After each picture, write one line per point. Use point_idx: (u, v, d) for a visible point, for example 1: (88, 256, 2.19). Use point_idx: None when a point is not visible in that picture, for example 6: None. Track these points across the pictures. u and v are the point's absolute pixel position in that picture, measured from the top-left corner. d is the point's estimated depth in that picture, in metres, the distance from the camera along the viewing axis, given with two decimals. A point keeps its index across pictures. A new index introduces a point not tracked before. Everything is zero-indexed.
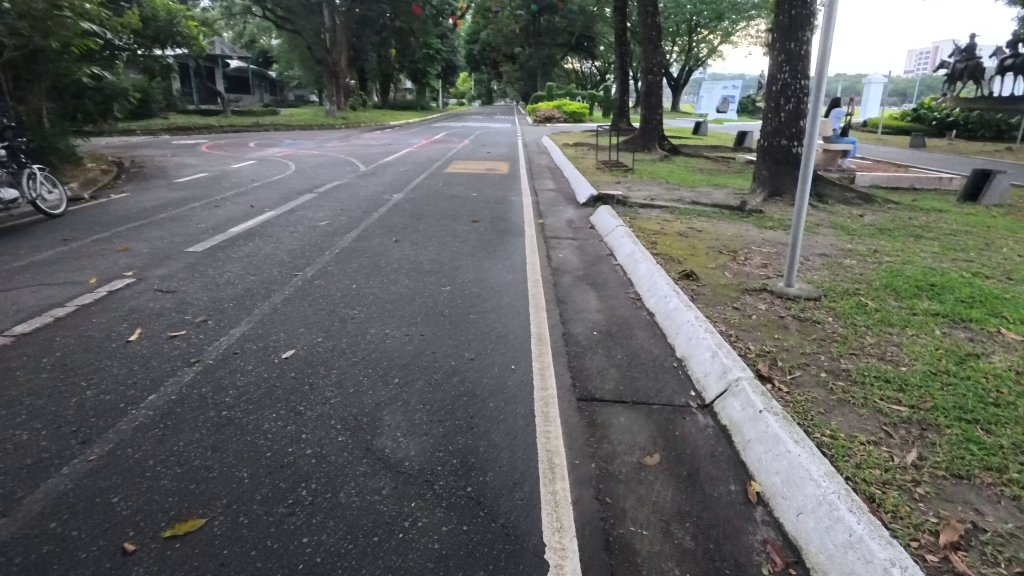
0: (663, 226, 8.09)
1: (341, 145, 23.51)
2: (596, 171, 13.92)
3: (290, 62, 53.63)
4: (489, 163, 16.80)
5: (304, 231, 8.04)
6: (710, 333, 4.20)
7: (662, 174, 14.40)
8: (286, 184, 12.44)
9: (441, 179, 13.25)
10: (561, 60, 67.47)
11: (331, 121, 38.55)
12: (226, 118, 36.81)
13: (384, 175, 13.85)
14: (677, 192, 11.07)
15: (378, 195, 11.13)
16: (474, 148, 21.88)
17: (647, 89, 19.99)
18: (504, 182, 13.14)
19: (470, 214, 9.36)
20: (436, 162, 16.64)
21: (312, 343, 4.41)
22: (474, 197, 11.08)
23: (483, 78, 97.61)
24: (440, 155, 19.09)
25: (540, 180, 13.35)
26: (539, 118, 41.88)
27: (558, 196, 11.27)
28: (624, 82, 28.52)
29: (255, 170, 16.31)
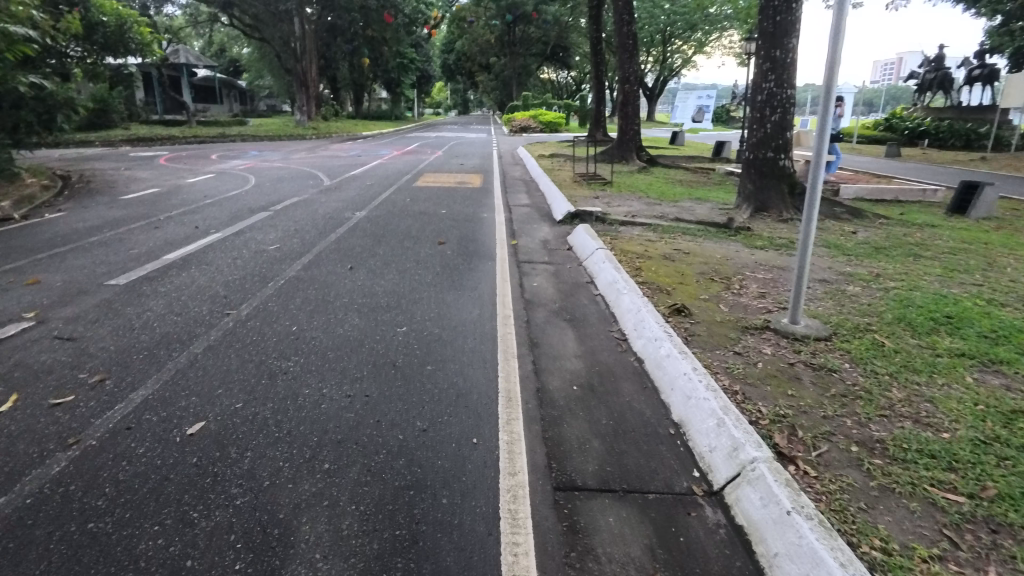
0: (647, 248, 7.41)
1: (307, 157, 22.50)
2: (573, 184, 13.24)
3: (259, 71, 52.37)
4: (461, 176, 16.03)
5: (248, 256, 7.17)
6: (713, 393, 3.49)
7: (641, 187, 13.78)
8: (239, 201, 11.51)
9: (409, 194, 12.42)
10: (536, 69, 67.27)
11: (301, 131, 37.48)
12: (191, 128, 35.53)
13: (347, 190, 12.99)
14: (658, 207, 10.42)
15: (338, 213, 10.27)
16: (446, 160, 21.08)
17: (623, 98, 19.46)
18: (475, 197, 12.38)
19: (437, 234, 8.56)
20: (406, 176, 15.79)
21: (228, 410, 3.59)
22: (443, 214, 10.28)
23: (459, 87, 97.19)
24: (411, 167, 18.29)
25: (514, 195, 12.62)
26: (514, 128, 41.35)
27: (532, 212, 10.54)
28: (599, 92, 28.05)
29: (211, 184, 15.29)
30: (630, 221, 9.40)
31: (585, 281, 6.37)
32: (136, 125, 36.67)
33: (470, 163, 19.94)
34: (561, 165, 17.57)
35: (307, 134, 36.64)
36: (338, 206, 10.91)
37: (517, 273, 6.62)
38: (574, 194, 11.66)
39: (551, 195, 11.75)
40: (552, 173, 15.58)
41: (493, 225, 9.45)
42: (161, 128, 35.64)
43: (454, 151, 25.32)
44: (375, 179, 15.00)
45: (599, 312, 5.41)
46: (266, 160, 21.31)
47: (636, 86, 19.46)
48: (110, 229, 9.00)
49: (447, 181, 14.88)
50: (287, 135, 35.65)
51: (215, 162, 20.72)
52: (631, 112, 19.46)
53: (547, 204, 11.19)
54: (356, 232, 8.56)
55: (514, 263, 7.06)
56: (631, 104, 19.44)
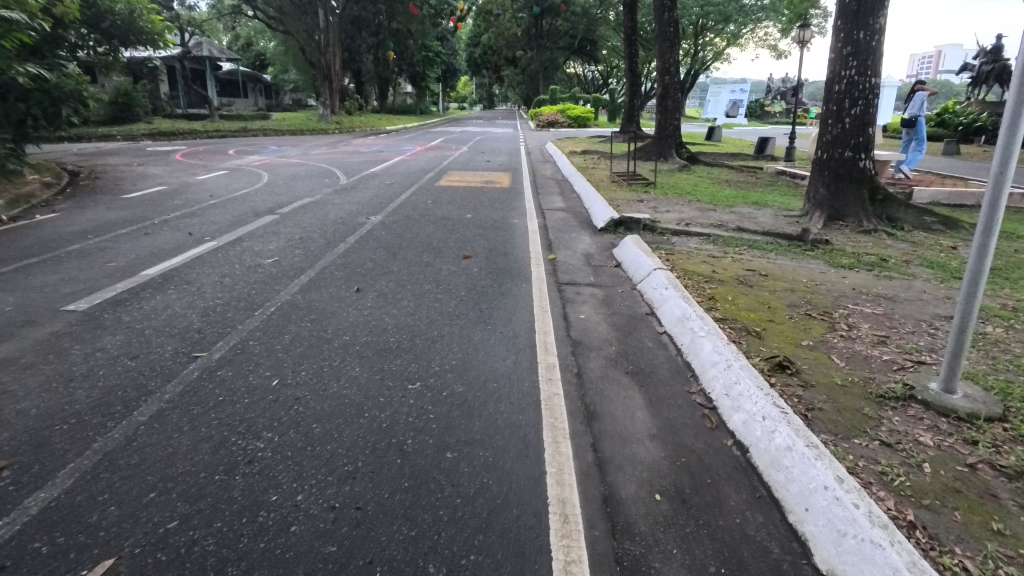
0: (714, 269, 6.13)
1: (326, 153, 21.54)
2: (611, 186, 11.94)
3: (283, 65, 51.88)
4: (488, 175, 14.84)
5: (241, 272, 6.12)
6: (887, 538, 2.24)
7: (687, 188, 12.42)
8: (246, 202, 10.52)
9: (431, 195, 11.29)
10: (563, 63, 65.74)
11: (324, 126, 36.71)
12: (214, 122, 34.99)
13: (364, 190, 11.91)
14: (713, 213, 9.11)
15: (351, 217, 9.18)
16: (471, 157, 19.89)
17: (662, 91, 18.04)
18: (504, 199, 11.19)
19: (461, 245, 7.41)
20: (428, 174, 14.67)
21: (158, 532, 2.47)
22: (468, 220, 9.12)
23: (486, 82, 96.26)
24: (434, 164, 17.18)
25: (546, 197, 11.40)
26: (541, 123, 40.04)
27: (569, 217, 9.32)
28: (633, 85, 26.56)
29: (222, 181, 14.40)
30: (683, 230, 8.13)
31: (644, 313, 5.14)
32: (159, 119, 36.34)
33: (497, 160, 18.73)
34: (595, 163, 16.26)
35: (329, 129, 35.89)
36: (352, 209, 9.83)
37: (558, 300, 5.43)
38: (614, 197, 10.41)
39: (588, 197, 10.50)
40: (586, 172, 14.30)
41: (524, 233, 8.26)
42: (183, 122, 35.24)
43: (479, 147, 24.14)
44: (394, 178, 13.90)
45: (669, 360, 4.19)
46: (284, 156, 20.39)
47: (676, 78, 18.00)
48: (97, 235, 8.07)
49: (472, 181, 13.71)
50: (309, 129, 34.94)
51: (230, 158, 19.87)
52: (670, 106, 18.03)
53: (584, 209, 9.96)
54: (369, 242, 7.46)
55: (553, 285, 5.87)
56: (670, 97, 17.99)
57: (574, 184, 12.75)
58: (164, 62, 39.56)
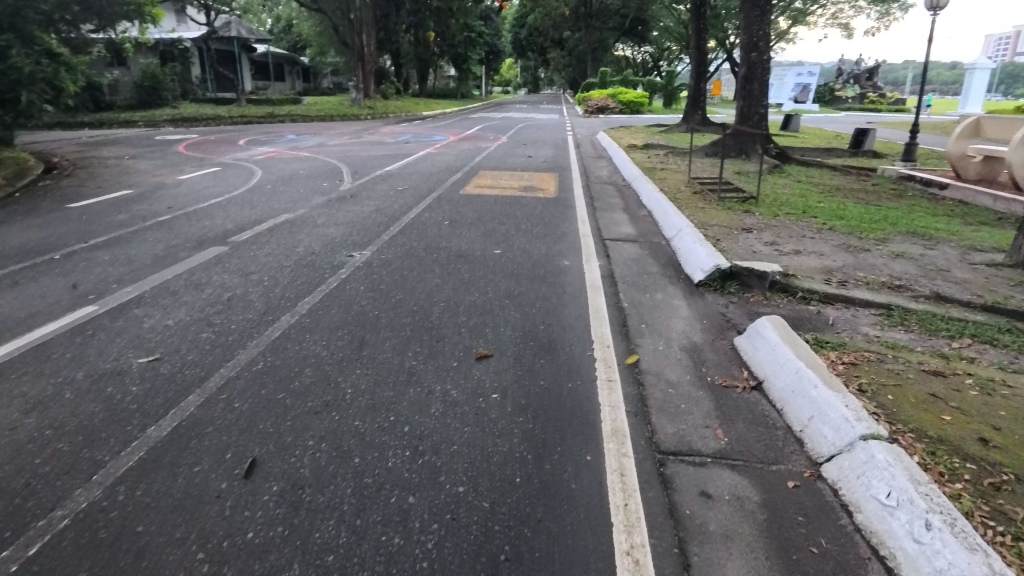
0: (971, 427, 3.06)
1: (346, 144, 18.94)
2: (696, 199, 8.83)
3: (320, 47, 49.79)
4: (529, 176, 11.89)
5: (77, 393, 3.44)
6: None
7: (798, 203, 9.17)
8: (206, 219, 7.92)
9: (451, 211, 8.41)
10: (613, 44, 61.71)
11: (357, 111, 34.33)
12: (241, 107, 32.99)
13: (367, 201, 9.16)
14: (870, 257, 5.95)
15: (330, 250, 6.42)
16: (510, 149, 16.91)
17: (746, 73, 14.59)
18: (549, 216, 8.24)
19: (480, 319, 4.53)
20: (455, 176, 11.80)
21: None
22: (496, 257, 6.24)
23: (530, 65, 92.70)
24: (465, 161, 14.35)
25: (606, 215, 8.39)
26: (589, 109, 36.70)
27: (643, 257, 6.33)
28: (699, 66, 22.94)
29: (209, 181, 11.92)
30: (842, 293, 5.02)
31: None
32: (188, 103, 34.71)
33: (541, 154, 15.70)
34: (663, 163, 13.05)
35: (362, 114, 33.50)
36: (339, 235, 7.08)
37: (663, 520, 2.50)
38: (707, 221, 7.33)
39: (669, 220, 7.44)
40: (655, 176, 11.16)
41: (581, 288, 5.30)
42: (210, 107, 33.38)
43: (520, 137, 21.11)
44: (413, 180, 11.10)
45: None
46: (298, 147, 17.87)
47: (765, 55, 14.49)
48: None
49: (505, 186, 10.79)
50: (340, 114, 32.59)
51: (236, 149, 17.46)
52: (756, 89, 14.56)
53: (666, 241, 6.93)
54: (332, 311, 4.68)
55: (645, 456, 2.93)
56: (757, 79, 14.52)
57: (642, 196, 9.67)
58: (194, 43, 37.77)
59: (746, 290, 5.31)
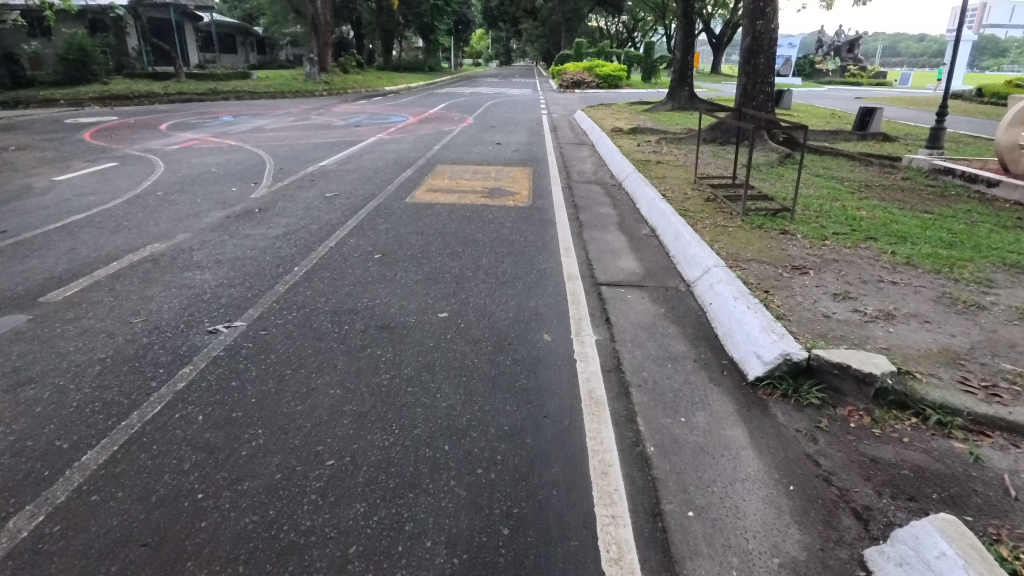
0: None
1: (288, 127, 16.35)
2: (712, 210, 6.79)
3: (273, 16, 46.05)
4: (497, 172, 9.70)
5: None
6: None
7: (838, 214, 7.20)
8: (40, 254, 5.64)
9: (389, 234, 6.22)
10: (587, 14, 58.80)
11: (311, 86, 31.32)
12: (180, 83, 29.69)
13: (281, 216, 6.90)
14: (997, 326, 4.00)
15: (190, 318, 4.23)
16: (477, 133, 14.62)
17: (751, 44, 12.46)
18: (521, 239, 6.12)
19: (392, 511, 2.45)
20: (405, 173, 9.54)
21: None
22: (441, 325, 4.14)
23: (501, 36, 89.11)
24: (421, 150, 12.04)
25: (597, 237, 6.30)
26: (565, 84, 34.24)
27: (660, 322, 4.28)
28: (686, 37, 20.70)
29: (94, 182, 9.47)
30: (999, 415, 3.07)
31: None
32: (121, 79, 31.27)
33: (512, 139, 13.45)
34: (657, 153, 10.96)
35: (318, 90, 30.57)
36: (217, 283, 4.88)
37: None
38: (739, 252, 5.31)
39: (686, 250, 5.40)
40: (651, 173, 9.07)
41: (572, 402, 3.24)
42: (146, 82, 30.02)
43: (489, 117, 18.74)
44: (351, 181, 8.84)
45: None
46: (228, 132, 15.27)
47: (773, 23, 12.36)
48: None
49: (466, 187, 8.59)
50: (292, 91, 29.60)
51: (153, 136, 14.79)
52: (762, 64, 12.47)
53: (686, 287, 4.90)
54: (119, 493, 2.54)
55: None
56: (763, 51, 12.41)
57: (639, 204, 7.58)
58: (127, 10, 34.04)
59: (836, 401, 3.32)
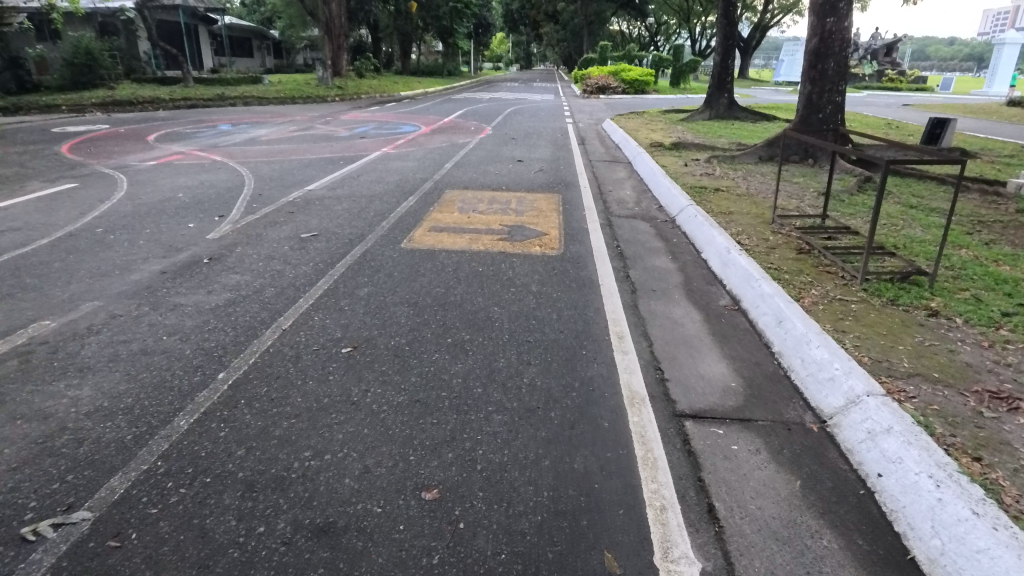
0: None
1: (287, 138, 14.75)
2: (814, 270, 4.97)
3: (289, 18, 45.01)
4: (518, 201, 7.90)
5: None
6: None
7: (979, 274, 5.32)
8: None
9: (370, 305, 4.50)
10: (611, 17, 56.97)
11: (323, 91, 29.94)
12: (187, 87, 28.54)
13: (234, 271, 5.22)
14: None
15: (5, 497, 2.54)
16: (495, 147, 12.90)
17: (819, 45, 10.53)
18: (552, 316, 4.36)
19: None
20: (407, 202, 7.82)
21: None
22: (423, 523, 2.40)
23: (522, 40, 87.70)
24: (429, 168, 10.33)
25: (658, 313, 4.50)
26: (588, 89, 32.46)
27: (802, 521, 2.47)
28: (727, 38, 18.74)
29: (36, 208, 7.90)
30: None
31: None
32: (129, 83, 30.26)
33: (536, 155, 11.69)
34: (710, 175, 9.11)
35: (329, 96, 29.12)
36: (89, 406, 3.18)
37: None
38: (889, 360, 3.47)
39: (805, 353, 3.61)
40: (712, 206, 7.24)
41: None
42: (152, 87, 28.89)
43: (508, 126, 17.02)
44: (338, 214, 7.14)
45: None
46: (218, 144, 13.71)
47: (847, 20, 10.35)
48: None
49: (480, 225, 6.80)
50: (302, 96, 28.26)
51: (136, 148, 13.34)
52: (833, 67, 10.53)
53: (821, 426, 3.11)
54: None
55: None
56: (834, 53, 10.46)
57: (705, 253, 5.77)
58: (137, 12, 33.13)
59: None
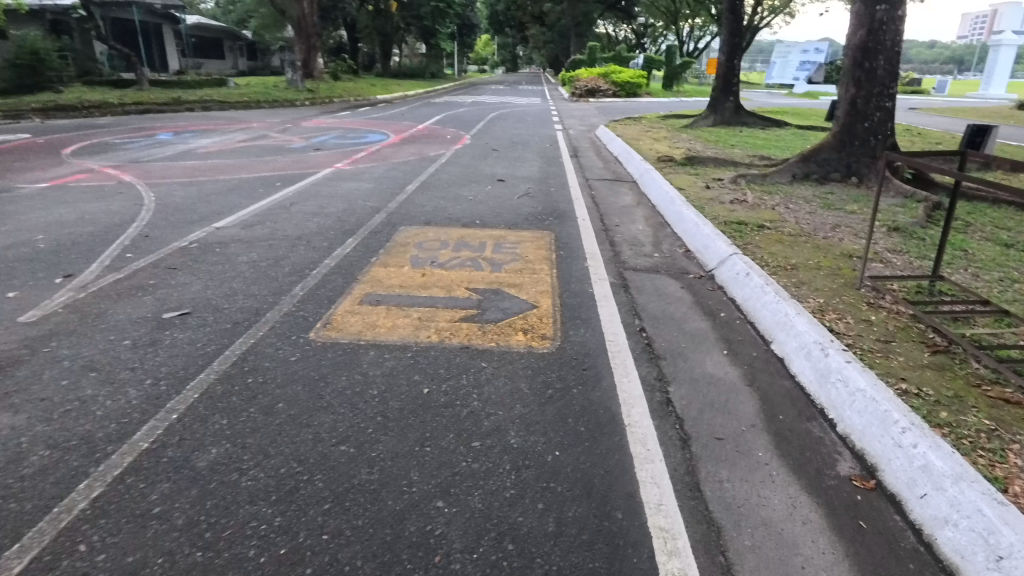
0: None
1: (229, 149, 12.57)
2: (982, 402, 2.97)
3: (261, 18, 42.71)
4: (496, 244, 5.82)
5: None
6: None
7: None
8: None
9: (203, 500, 2.41)
10: (598, 18, 55.27)
11: (292, 95, 27.77)
12: (142, 91, 26.22)
13: (7, 403, 3.10)
14: None
15: None
16: (472, 161, 10.86)
17: (866, 39, 8.55)
18: (542, 527, 2.29)
19: None
20: (344, 246, 5.72)
21: None
22: None
23: (508, 42, 86.02)
24: (387, 191, 8.24)
25: (742, 505, 2.45)
26: (577, 92, 30.56)
27: None
28: (734, 36, 16.79)
29: None
30: None
31: None
32: (80, 86, 27.85)
33: (520, 172, 9.64)
34: (743, 203, 7.12)
35: (298, 99, 26.95)
36: None
37: None
38: None
39: None
40: (764, 253, 5.22)
41: None
42: (104, 90, 26.52)
43: (489, 134, 14.98)
44: (238, 271, 5.04)
45: None
46: (143, 158, 11.52)
47: (901, 9, 8.43)
48: None
49: (439, 287, 4.69)
50: (268, 100, 26.03)
51: (40, 164, 11.11)
52: (884, 66, 8.57)
53: None
54: None
55: None
56: (886, 48, 8.49)
57: (778, 347, 3.74)
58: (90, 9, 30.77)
59: None
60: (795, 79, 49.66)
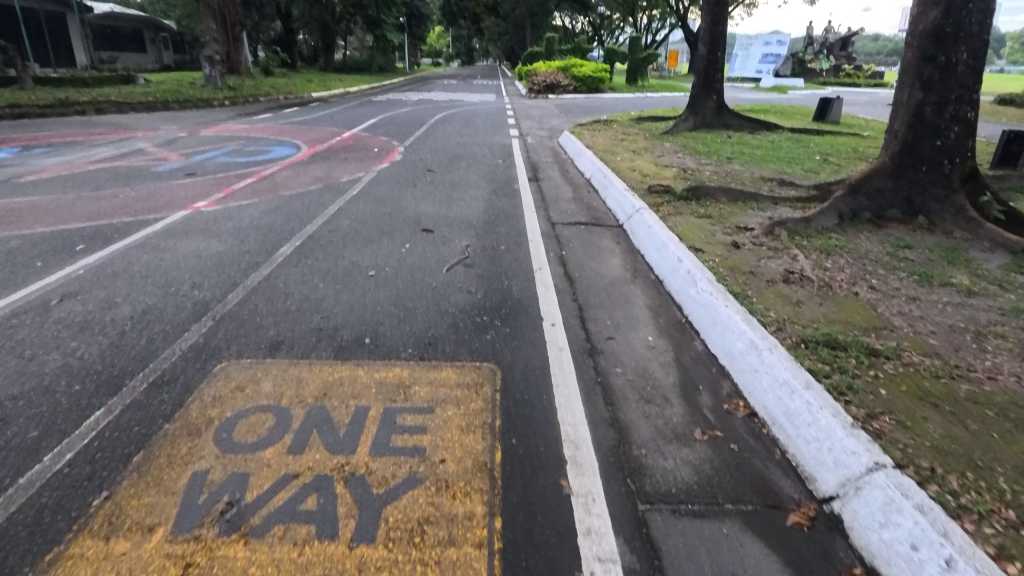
0: None
1: (68, 173, 9.34)
2: None
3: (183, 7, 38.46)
4: (386, 416, 2.97)
5: None
6: None
7: None
8: None
9: None
10: (554, 8, 52.56)
11: (209, 93, 24.15)
12: (22, 89, 22.19)
13: None
14: None
15: None
16: (395, 189, 7.99)
17: (943, 21, 6.03)
18: None
19: None
20: (62, 445, 2.76)
21: None
22: None
23: (462, 33, 82.74)
24: (246, 255, 5.33)
25: None
26: (535, 87, 27.83)
27: None
28: (715, 23, 14.24)
29: None
30: None
31: None
32: None
33: (457, 212, 6.80)
34: (802, 282, 4.49)
35: (214, 98, 23.30)
36: None
37: None
38: None
39: None
40: (928, 452, 2.58)
41: None
42: None
43: (427, 145, 12.11)
44: None
45: None
46: None
47: None
48: None
49: None
50: (177, 99, 22.37)
51: None
52: (968, 60, 6.07)
53: None
54: None
55: None
56: (972, 35, 5.98)
57: None
58: None
59: None
60: (758, 71, 48.08)
